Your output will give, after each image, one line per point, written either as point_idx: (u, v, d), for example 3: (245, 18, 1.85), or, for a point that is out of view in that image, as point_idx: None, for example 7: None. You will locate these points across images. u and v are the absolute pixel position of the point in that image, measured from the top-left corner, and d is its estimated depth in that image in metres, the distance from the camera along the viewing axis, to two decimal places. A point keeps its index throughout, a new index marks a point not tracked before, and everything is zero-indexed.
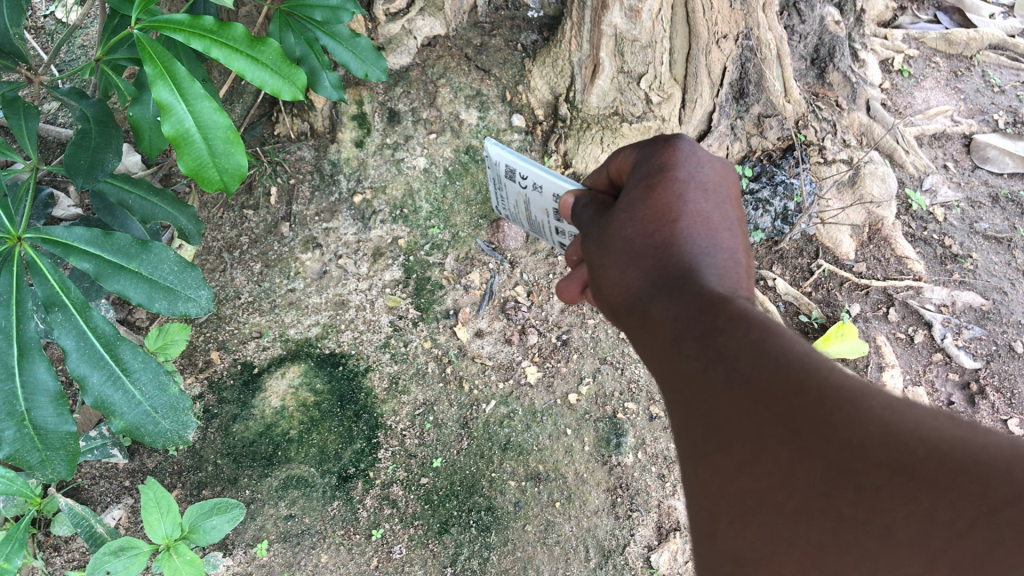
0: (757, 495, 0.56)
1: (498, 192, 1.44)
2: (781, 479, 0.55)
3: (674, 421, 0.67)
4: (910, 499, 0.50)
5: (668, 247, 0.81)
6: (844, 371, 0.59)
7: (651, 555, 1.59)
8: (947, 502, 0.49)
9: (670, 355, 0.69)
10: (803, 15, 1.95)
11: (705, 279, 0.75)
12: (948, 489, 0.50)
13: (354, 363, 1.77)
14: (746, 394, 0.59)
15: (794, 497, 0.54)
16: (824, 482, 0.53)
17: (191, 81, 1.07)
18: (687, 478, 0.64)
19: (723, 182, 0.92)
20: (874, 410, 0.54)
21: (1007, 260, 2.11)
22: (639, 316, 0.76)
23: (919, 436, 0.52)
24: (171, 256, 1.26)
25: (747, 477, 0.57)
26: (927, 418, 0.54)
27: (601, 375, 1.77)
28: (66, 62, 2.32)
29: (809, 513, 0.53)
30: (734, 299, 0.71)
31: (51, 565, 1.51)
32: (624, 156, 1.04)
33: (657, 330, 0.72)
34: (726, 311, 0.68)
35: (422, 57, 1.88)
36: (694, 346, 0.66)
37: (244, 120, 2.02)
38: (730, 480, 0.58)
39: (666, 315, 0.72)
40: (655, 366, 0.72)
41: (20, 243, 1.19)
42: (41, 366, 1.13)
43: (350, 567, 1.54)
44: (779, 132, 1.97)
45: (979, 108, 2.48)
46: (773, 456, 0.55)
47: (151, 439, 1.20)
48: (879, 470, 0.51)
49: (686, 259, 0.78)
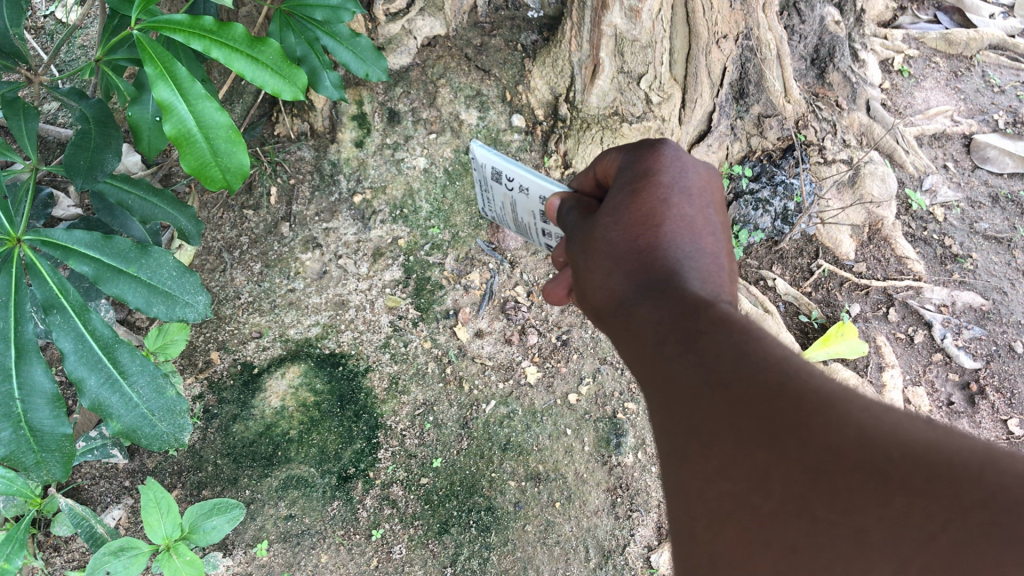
0: (734, 497, 0.55)
1: (483, 193, 1.43)
2: (757, 482, 0.54)
3: (654, 424, 0.66)
4: (883, 501, 0.49)
5: (651, 251, 0.81)
6: (825, 377, 0.59)
7: (651, 555, 1.59)
8: (919, 504, 0.49)
9: (652, 358, 0.69)
10: (803, 15, 1.95)
11: (687, 282, 0.75)
12: (922, 492, 0.49)
13: (354, 363, 1.77)
14: (725, 397, 0.59)
15: (770, 499, 0.53)
16: (800, 484, 0.52)
17: (192, 82, 1.07)
18: (666, 482, 0.63)
19: (709, 189, 0.92)
20: (851, 413, 0.55)
21: (1007, 260, 2.11)
22: (623, 318, 0.77)
23: (893, 439, 0.52)
24: (170, 261, 1.26)
25: (725, 479, 0.57)
26: (903, 420, 0.54)
27: (601, 375, 1.77)
28: (65, 62, 2.32)
29: (784, 515, 0.52)
30: (715, 303, 0.71)
31: (50, 565, 1.51)
32: (610, 159, 1.04)
33: (639, 333, 0.72)
34: (707, 315, 0.68)
35: (422, 57, 1.88)
36: (674, 349, 0.67)
37: (244, 120, 2.02)
38: (708, 483, 0.58)
39: (649, 319, 0.72)
40: (637, 369, 0.71)
41: (20, 244, 1.19)
42: (39, 369, 1.13)
43: (350, 567, 1.54)
44: (779, 132, 1.97)
45: (979, 108, 2.48)
46: (751, 459, 0.55)
47: (146, 442, 1.20)
48: (854, 472, 0.51)
49: (669, 263, 0.79)
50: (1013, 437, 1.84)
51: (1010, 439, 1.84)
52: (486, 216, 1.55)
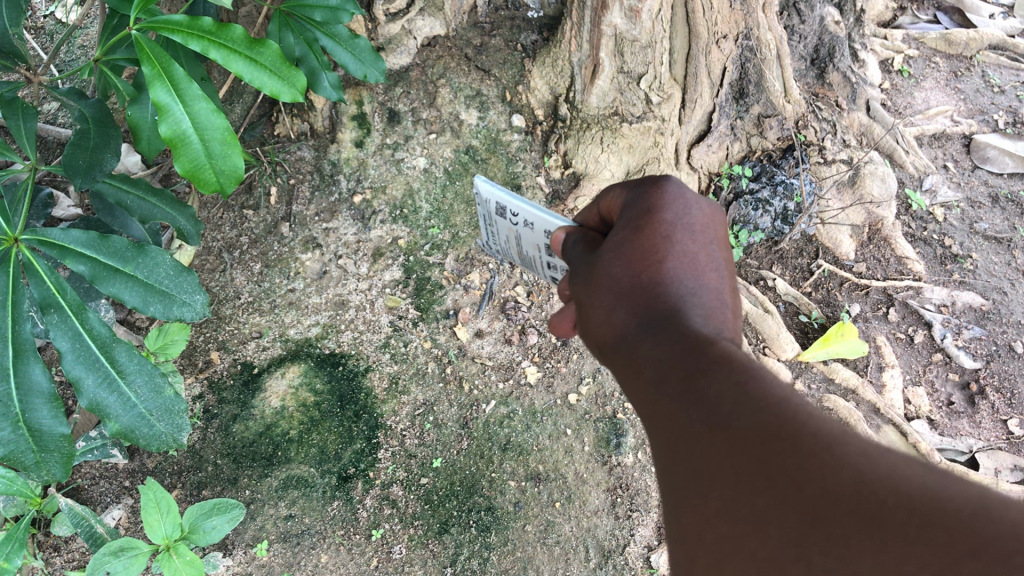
0: (733, 540, 0.56)
1: (488, 228, 1.43)
2: (756, 525, 0.55)
3: (657, 463, 0.67)
4: (878, 548, 0.49)
5: (653, 286, 0.81)
6: (824, 420, 0.59)
7: (651, 555, 1.60)
8: (913, 552, 0.48)
9: (654, 397, 0.69)
10: (803, 15, 1.95)
11: (688, 319, 0.75)
12: (915, 539, 0.49)
13: (354, 363, 1.77)
14: (725, 438, 0.59)
15: (768, 543, 0.53)
16: (797, 529, 0.52)
17: (190, 83, 1.07)
18: (667, 521, 0.63)
19: (712, 225, 0.92)
20: (848, 457, 0.54)
21: (1007, 260, 2.11)
22: (625, 355, 0.77)
23: (888, 484, 0.52)
24: (167, 259, 1.26)
25: (724, 521, 0.57)
26: (899, 465, 0.54)
27: (601, 375, 1.77)
28: (66, 62, 2.32)
29: (781, 560, 0.52)
30: (716, 341, 0.71)
31: (50, 565, 1.51)
32: (614, 195, 1.03)
33: (640, 371, 0.73)
34: (708, 353, 0.68)
35: (422, 57, 1.88)
36: (676, 388, 0.67)
37: (244, 120, 2.02)
38: (708, 524, 0.58)
39: (650, 356, 0.72)
40: (639, 407, 0.72)
41: (17, 244, 1.18)
42: (37, 368, 1.12)
43: (350, 566, 1.54)
44: (779, 132, 1.97)
45: (979, 108, 2.48)
46: (749, 502, 0.56)
47: (146, 442, 1.20)
48: (849, 518, 0.51)
49: (671, 300, 0.79)
50: (1014, 437, 1.84)
51: (1010, 439, 1.84)
52: (491, 251, 1.53)
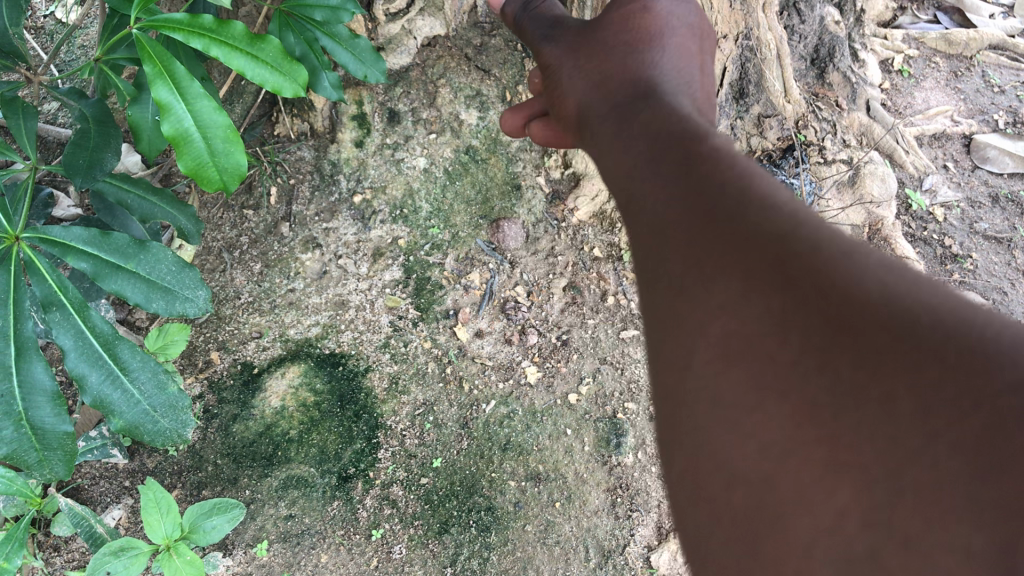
0: (741, 335, 0.55)
1: None
2: (776, 322, 0.54)
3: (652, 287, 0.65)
4: (912, 367, 0.50)
5: (669, 124, 0.77)
6: (848, 240, 0.59)
7: (651, 555, 1.60)
8: (951, 379, 0.49)
9: (666, 225, 0.66)
10: (803, 15, 1.95)
11: (775, 205, 0.63)
12: (955, 364, 0.49)
13: (354, 363, 1.77)
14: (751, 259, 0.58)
15: (787, 346, 0.53)
16: (825, 338, 0.52)
17: (191, 80, 1.07)
18: (655, 341, 0.62)
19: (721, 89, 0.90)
20: (880, 279, 0.54)
21: (1006, 260, 2.11)
22: (632, 197, 0.73)
23: (922, 306, 0.53)
24: (169, 255, 1.26)
25: (734, 319, 0.56)
26: (924, 288, 0.55)
27: (601, 375, 1.77)
28: (65, 61, 2.32)
29: (801, 364, 0.52)
30: (734, 167, 0.68)
31: (50, 565, 1.51)
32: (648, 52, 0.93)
33: (647, 203, 0.70)
34: (730, 185, 0.66)
35: (422, 57, 1.88)
36: (691, 220, 0.64)
37: (244, 120, 2.02)
38: (712, 323, 0.57)
39: (662, 191, 0.70)
40: (645, 233, 0.69)
41: (18, 242, 1.19)
42: (39, 366, 1.12)
43: (350, 566, 1.54)
44: (779, 132, 1.97)
45: (979, 108, 2.48)
46: (767, 305, 0.55)
47: (150, 438, 1.20)
48: (882, 332, 0.51)
49: (687, 133, 0.75)
50: None
51: None
52: None
